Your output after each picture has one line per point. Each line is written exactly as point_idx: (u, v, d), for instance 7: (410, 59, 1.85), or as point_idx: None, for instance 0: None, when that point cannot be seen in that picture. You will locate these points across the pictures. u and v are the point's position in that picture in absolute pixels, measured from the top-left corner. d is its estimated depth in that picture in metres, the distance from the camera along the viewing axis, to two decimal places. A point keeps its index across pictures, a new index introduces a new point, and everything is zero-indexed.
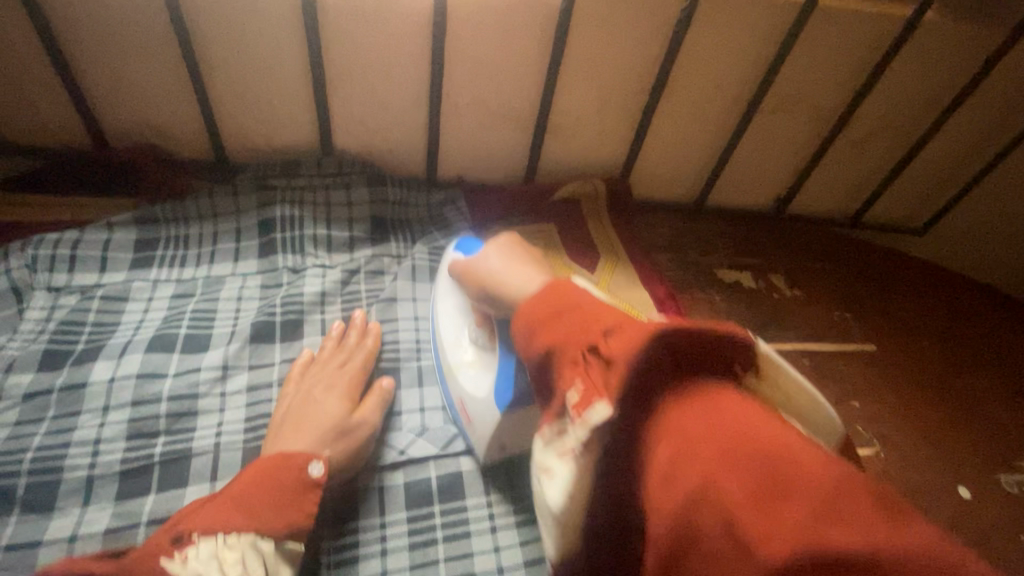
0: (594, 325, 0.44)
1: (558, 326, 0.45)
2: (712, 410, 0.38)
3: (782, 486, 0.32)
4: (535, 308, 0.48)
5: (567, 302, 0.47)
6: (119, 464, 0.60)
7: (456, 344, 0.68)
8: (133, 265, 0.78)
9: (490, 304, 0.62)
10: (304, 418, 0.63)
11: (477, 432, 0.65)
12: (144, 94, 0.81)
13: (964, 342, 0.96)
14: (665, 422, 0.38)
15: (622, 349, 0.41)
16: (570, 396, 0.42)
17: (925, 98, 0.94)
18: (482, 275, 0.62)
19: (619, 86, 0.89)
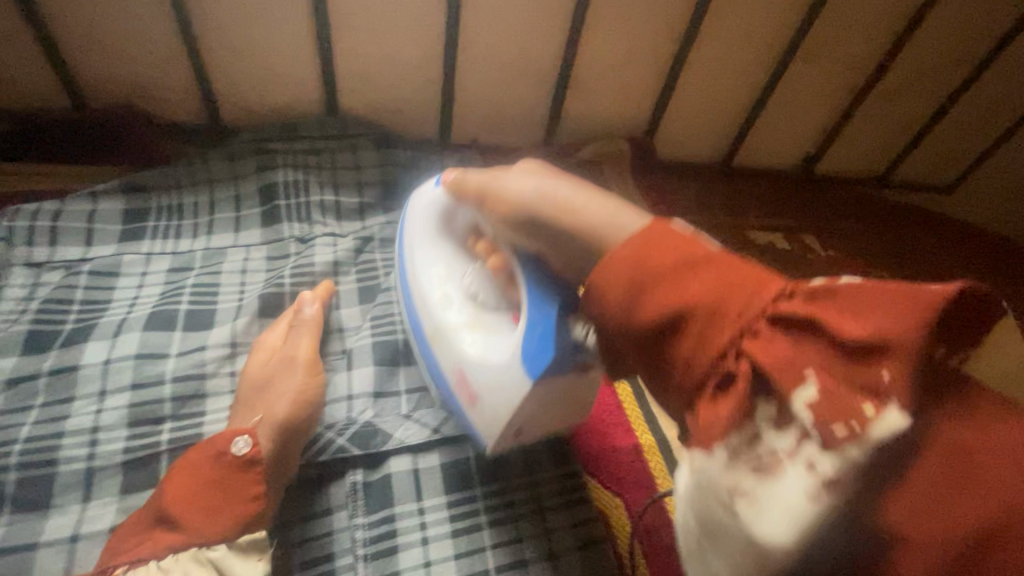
0: (766, 289, 0.31)
1: (688, 284, 0.32)
2: (986, 433, 0.26)
3: (968, 455, 0.26)
4: (640, 253, 0.34)
5: (699, 251, 0.33)
6: (122, 454, 0.53)
7: (445, 302, 0.58)
8: (122, 237, 0.70)
9: (508, 244, 0.50)
10: (268, 394, 0.56)
11: (488, 415, 0.53)
12: (125, 48, 0.72)
13: (995, 303, 0.95)
14: (933, 449, 0.26)
15: (887, 323, 0.27)
16: (800, 392, 0.28)
17: (965, 46, 0.89)
18: (512, 200, 0.46)
19: (648, 36, 0.82)
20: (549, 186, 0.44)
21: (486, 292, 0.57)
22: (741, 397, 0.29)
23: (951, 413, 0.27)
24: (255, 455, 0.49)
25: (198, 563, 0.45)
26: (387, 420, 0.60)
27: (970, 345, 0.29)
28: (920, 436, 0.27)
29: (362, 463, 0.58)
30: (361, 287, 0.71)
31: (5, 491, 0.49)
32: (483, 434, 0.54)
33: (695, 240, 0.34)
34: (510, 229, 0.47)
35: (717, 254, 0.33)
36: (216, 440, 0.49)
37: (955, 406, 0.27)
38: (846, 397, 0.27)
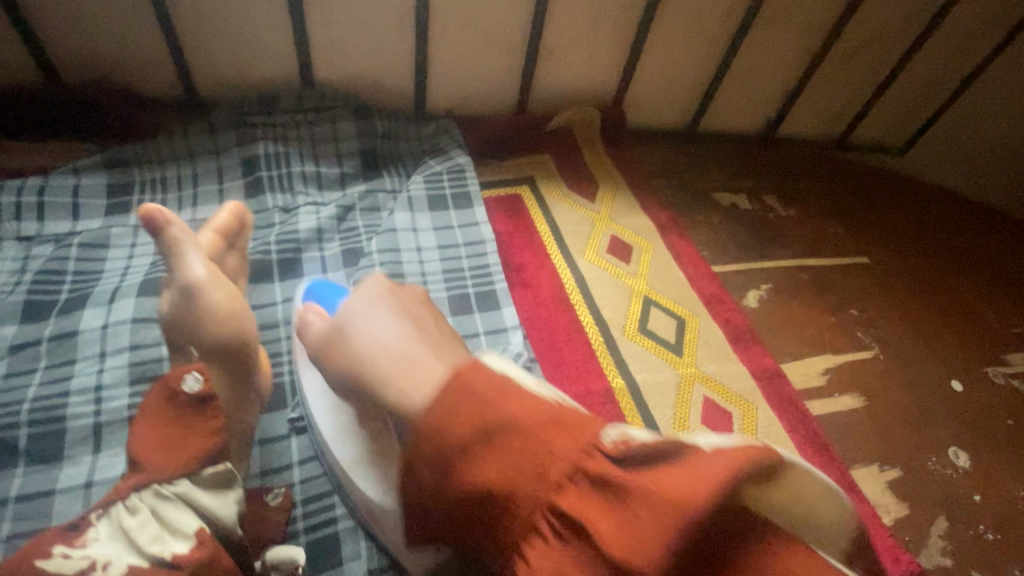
0: (555, 462, 0.33)
1: (495, 456, 0.34)
2: None
3: None
4: (450, 413, 0.35)
5: (490, 421, 0.34)
6: (127, 410, 0.56)
7: (335, 437, 0.54)
8: (109, 211, 0.72)
9: (360, 398, 0.44)
10: (189, 320, 0.54)
11: (389, 536, 0.50)
12: (101, 18, 0.73)
13: (948, 251, 1.00)
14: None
15: (641, 543, 0.29)
16: None
17: (912, 11, 0.94)
18: (349, 359, 0.43)
19: (612, 4, 0.85)
20: (403, 340, 0.42)
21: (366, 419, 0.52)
22: None
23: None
24: (207, 390, 0.50)
25: (163, 498, 0.45)
26: None
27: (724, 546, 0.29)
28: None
29: None
30: (346, 251, 0.74)
31: (18, 445, 0.53)
32: (395, 554, 0.51)
33: (502, 398, 0.35)
34: (352, 397, 0.45)
35: (512, 417, 0.34)
36: (168, 381, 0.51)
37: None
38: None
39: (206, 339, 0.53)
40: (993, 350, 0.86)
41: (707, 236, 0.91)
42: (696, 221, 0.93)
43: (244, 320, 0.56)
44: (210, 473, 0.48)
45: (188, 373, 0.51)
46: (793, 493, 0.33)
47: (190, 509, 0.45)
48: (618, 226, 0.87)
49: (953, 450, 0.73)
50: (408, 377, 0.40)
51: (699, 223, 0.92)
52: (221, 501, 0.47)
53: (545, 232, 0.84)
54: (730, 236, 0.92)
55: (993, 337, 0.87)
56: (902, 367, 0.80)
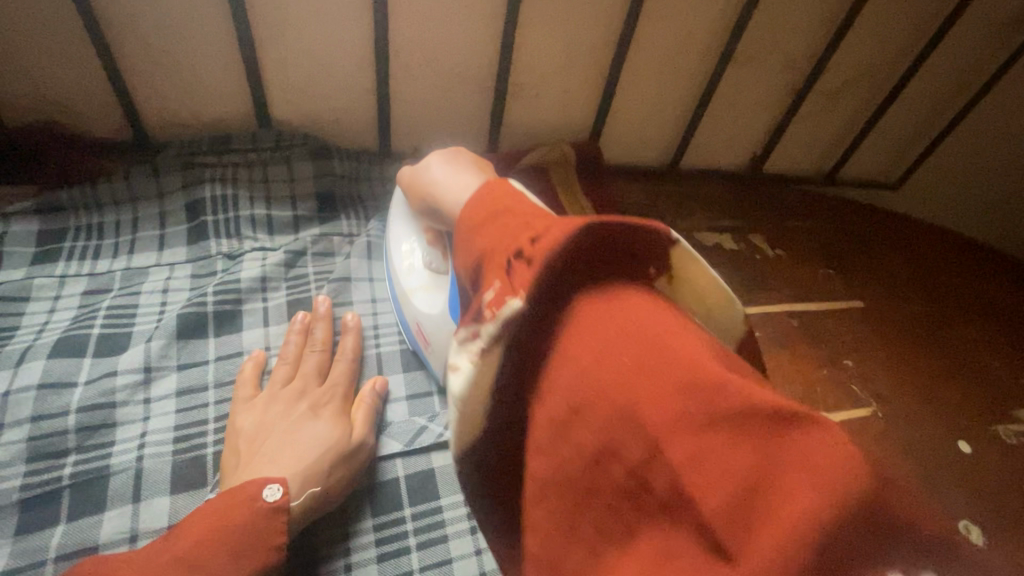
0: (528, 227, 0.36)
1: (490, 228, 0.38)
2: (625, 311, 0.34)
3: (680, 381, 0.30)
4: (474, 210, 0.39)
5: (502, 203, 0.38)
6: (19, 492, 0.50)
7: (409, 270, 0.65)
8: (35, 260, 0.67)
9: (433, 219, 0.55)
10: (287, 443, 0.53)
11: (435, 353, 0.62)
12: (39, 59, 0.69)
13: (947, 294, 0.94)
14: (577, 315, 0.34)
15: (545, 247, 0.34)
16: (485, 293, 0.36)
17: (898, 45, 0.91)
18: (424, 189, 0.53)
19: (585, 40, 0.81)
20: (460, 174, 0.51)
21: (438, 260, 0.64)
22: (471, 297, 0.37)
23: (594, 295, 0.35)
24: (284, 501, 0.48)
25: None
26: None
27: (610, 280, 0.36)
28: (570, 308, 0.35)
29: None
30: (293, 302, 0.69)
31: None
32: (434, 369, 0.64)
33: (510, 196, 0.39)
34: (425, 217, 0.56)
35: (529, 207, 0.38)
36: (240, 489, 0.48)
37: (605, 291, 0.35)
38: (512, 286, 0.35)
39: (304, 464, 0.52)
40: (1000, 405, 0.79)
41: None
42: None
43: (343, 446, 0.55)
44: None
45: (267, 483, 0.49)
46: (695, 289, 0.41)
47: None
48: None
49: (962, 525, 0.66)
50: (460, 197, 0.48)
51: None
52: None
53: None
54: None
55: (1000, 389, 0.81)
56: (901, 427, 0.74)
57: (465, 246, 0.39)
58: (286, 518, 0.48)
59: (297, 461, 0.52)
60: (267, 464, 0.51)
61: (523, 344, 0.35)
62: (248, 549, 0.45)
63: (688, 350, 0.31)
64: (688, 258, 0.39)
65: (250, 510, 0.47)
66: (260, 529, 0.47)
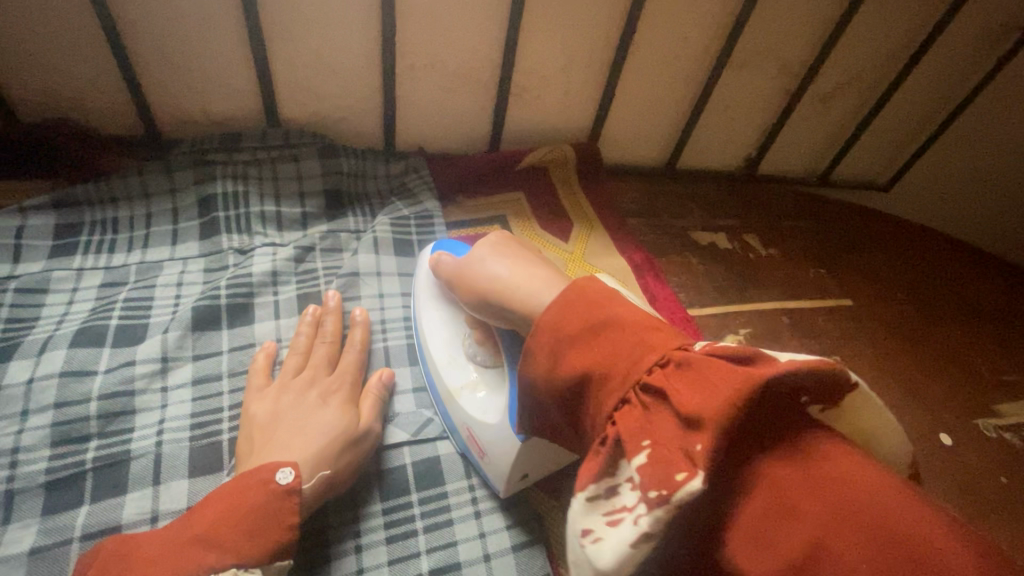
0: (644, 351, 0.40)
1: (591, 347, 0.42)
2: (823, 472, 0.33)
3: (909, 549, 0.29)
4: (564, 320, 0.44)
5: (601, 316, 0.43)
6: (44, 475, 0.53)
7: (453, 366, 0.63)
8: (52, 254, 0.69)
9: (494, 315, 0.57)
10: (297, 428, 0.56)
11: (493, 466, 0.58)
12: (56, 58, 0.71)
13: (935, 293, 0.98)
14: (767, 484, 0.33)
15: (707, 403, 0.35)
16: (636, 459, 0.36)
17: (889, 52, 0.94)
18: (484, 285, 0.57)
19: (585, 44, 0.84)
20: (521, 270, 0.56)
21: (484, 356, 0.62)
22: (608, 456, 0.38)
23: (788, 458, 0.34)
24: (297, 484, 0.50)
25: None
26: None
27: (793, 434, 0.35)
28: (757, 474, 0.34)
29: None
30: (302, 296, 0.71)
31: None
32: (494, 483, 0.59)
33: (607, 302, 0.44)
34: (484, 314, 0.59)
35: (618, 317, 0.43)
36: (254, 473, 0.50)
37: (794, 453, 0.34)
38: (673, 450, 0.35)
39: (313, 448, 0.54)
40: (983, 401, 0.82)
41: (684, 278, 0.88)
42: (674, 263, 0.90)
43: (349, 432, 0.57)
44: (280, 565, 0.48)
45: (280, 467, 0.51)
46: (860, 420, 0.41)
47: None
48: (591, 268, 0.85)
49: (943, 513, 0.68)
50: (538, 293, 0.53)
51: (676, 265, 0.90)
52: None
53: None
54: (707, 278, 0.89)
55: (983, 385, 0.84)
56: None
57: (557, 352, 0.44)
58: (297, 500, 0.50)
59: (307, 445, 0.54)
60: (278, 448, 0.54)
61: (702, 509, 0.35)
62: (265, 528, 0.48)
63: (905, 519, 0.31)
64: (862, 398, 0.40)
65: (265, 493, 0.49)
66: (272, 509, 0.49)
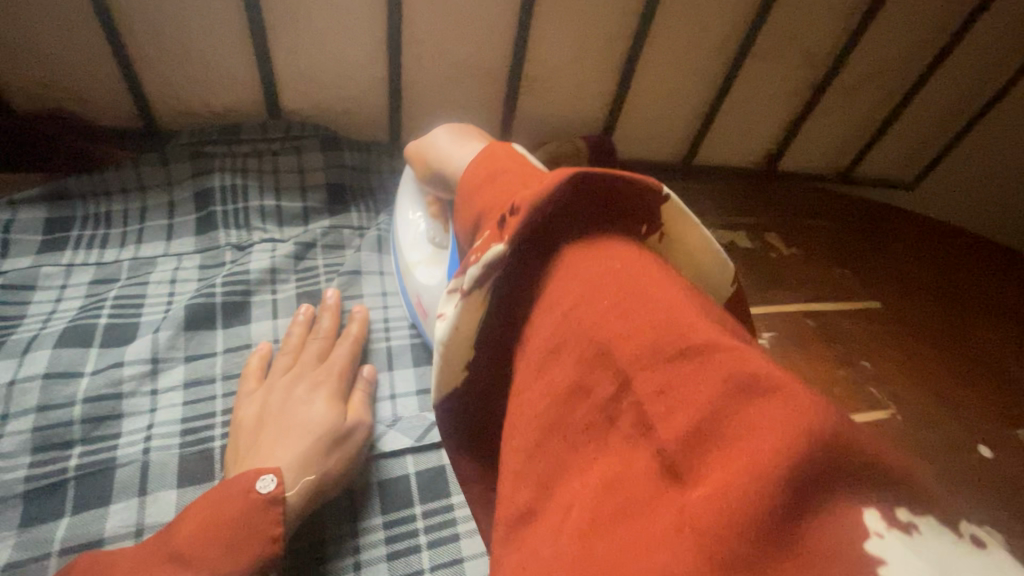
0: (532, 179, 0.35)
1: (490, 189, 0.37)
2: (617, 263, 0.31)
3: (674, 333, 0.28)
4: (474, 171, 0.38)
5: (501, 167, 0.38)
6: (22, 484, 0.50)
7: (414, 244, 0.65)
8: (41, 249, 0.66)
9: (441, 189, 0.56)
10: (282, 430, 0.52)
11: (435, 324, 0.62)
12: (49, 45, 0.68)
13: (967, 295, 0.92)
14: (564, 268, 0.32)
15: (537, 189, 0.33)
16: (473, 244, 0.34)
17: (920, 41, 0.89)
18: (431, 158, 0.55)
19: (600, 33, 0.80)
20: (460, 141, 0.53)
21: (440, 233, 0.64)
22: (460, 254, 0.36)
23: (586, 241, 0.33)
24: (279, 493, 0.47)
25: None
26: None
27: (601, 224, 0.34)
28: (556, 260, 0.33)
29: None
30: (302, 294, 0.68)
31: None
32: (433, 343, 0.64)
33: (512, 158, 0.38)
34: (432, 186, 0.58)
35: (527, 167, 0.38)
36: (238, 482, 0.47)
37: (594, 241, 0.33)
38: (501, 232, 0.33)
39: (300, 455, 0.50)
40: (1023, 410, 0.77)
41: None
42: None
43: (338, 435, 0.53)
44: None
45: (262, 474, 0.47)
46: (688, 251, 0.39)
47: None
48: None
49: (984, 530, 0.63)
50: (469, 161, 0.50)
51: None
52: None
53: None
54: None
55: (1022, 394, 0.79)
56: (920, 429, 0.72)
57: (466, 202, 0.38)
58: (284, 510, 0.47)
59: (293, 448, 0.50)
60: (266, 454, 0.50)
61: (507, 288, 0.34)
62: (245, 541, 0.44)
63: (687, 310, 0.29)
64: (682, 218, 0.38)
65: (246, 503, 0.46)
66: (256, 524, 0.45)
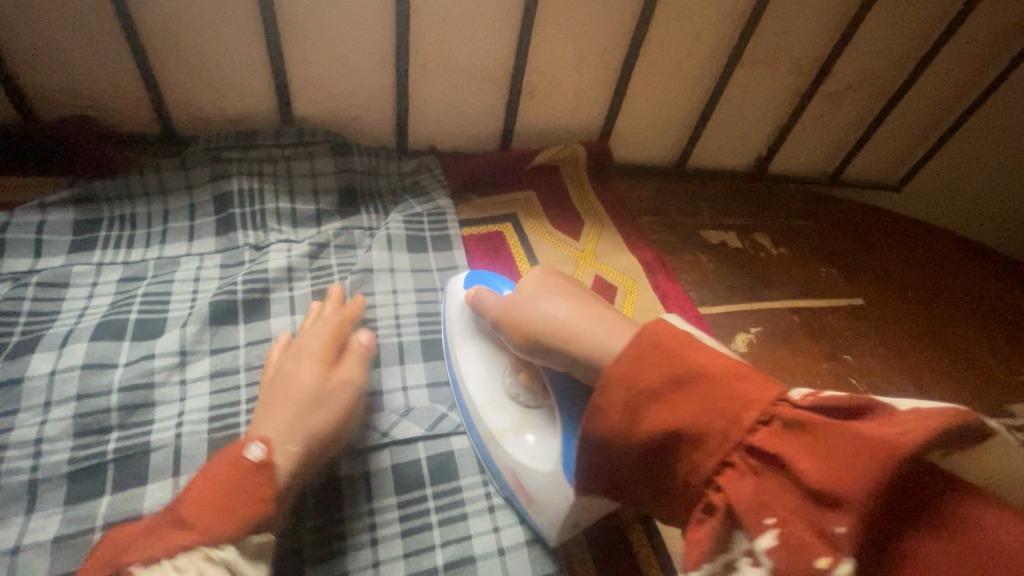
0: (744, 410, 0.37)
1: (677, 406, 0.39)
2: (974, 547, 0.31)
3: None
4: (640, 369, 0.40)
5: (683, 369, 0.39)
6: (66, 465, 0.54)
7: (495, 410, 0.61)
8: (73, 249, 0.70)
9: (545, 362, 0.53)
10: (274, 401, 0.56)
11: (545, 513, 0.55)
12: (76, 55, 0.72)
13: (946, 292, 0.97)
14: (922, 569, 0.32)
15: (842, 478, 0.33)
16: (761, 539, 0.34)
17: (903, 50, 0.93)
18: (535, 324, 0.52)
19: (597, 43, 0.84)
20: (576, 313, 0.50)
21: (528, 395, 0.60)
22: (722, 528, 0.37)
23: (938, 535, 0.32)
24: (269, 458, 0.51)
25: (210, 561, 0.45)
26: None
27: (935, 505, 0.33)
28: (909, 558, 0.32)
29: None
30: (317, 292, 0.72)
31: None
32: (542, 529, 0.57)
33: (684, 349, 0.40)
34: (532, 358, 0.54)
35: (709, 369, 0.39)
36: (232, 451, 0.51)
37: (942, 530, 0.32)
38: (807, 535, 0.33)
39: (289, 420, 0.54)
40: (993, 401, 0.83)
41: (695, 278, 0.89)
42: (683, 261, 0.91)
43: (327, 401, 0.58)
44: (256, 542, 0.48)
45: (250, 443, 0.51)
46: None
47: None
48: (604, 266, 0.85)
49: None
50: (594, 333, 0.48)
51: (687, 263, 0.90)
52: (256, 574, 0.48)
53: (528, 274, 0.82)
54: (717, 277, 0.90)
55: (994, 385, 0.84)
56: None
57: (640, 408, 0.39)
58: None
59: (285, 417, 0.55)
60: (260, 424, 0.54)
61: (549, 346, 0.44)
62: None
63: None
64: None
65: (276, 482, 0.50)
66: None
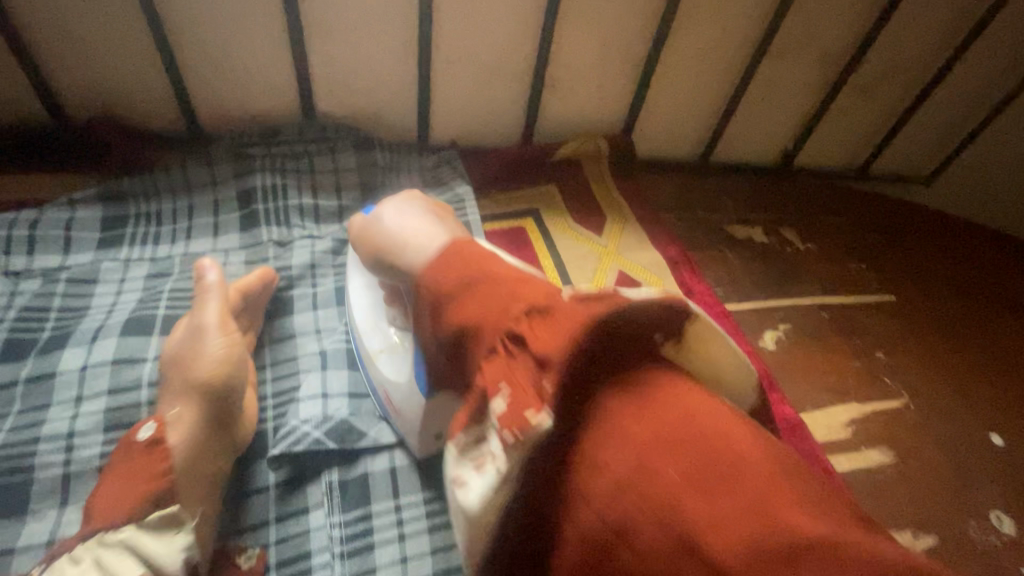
0: (513, 300, 0.37)
1: (470, 300, 0.38)
2: (654, 403, 0.33)
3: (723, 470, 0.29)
4: (440, 275, 0.41)
5: (476, 272, 0.40)
6: (97, 459, 0.55)
7: (372, 330, 0.61)
8: (100, 245, 0.70)
9: (391, 273, 0.54)
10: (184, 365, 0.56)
11: (408, 422, 0.58)
12: (103, 55, 0.73)
13: (980, 288, 0.95)
14: (606, 419, 0.33)
15: (557, 340, 0.33)
16: (495, 404, 0.34)
17: (938, 38, 0.90)
18: (379, 238, 0.54)
19: (621, 36, 0.83)
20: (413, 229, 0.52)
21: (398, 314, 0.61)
22: (476, 404, 0.35)
23: (629, 397, 0.33)
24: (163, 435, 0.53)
25: (106, 546, 0.48)
26: (363, 418, 0.63)
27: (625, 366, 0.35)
28: (600, 411, 0.33)
29: (346, 453, 0.61)
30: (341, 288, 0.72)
31: None
32: (407, 440, 0.60)
33: (484, 259, 0.41)
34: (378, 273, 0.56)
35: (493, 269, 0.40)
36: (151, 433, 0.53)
37: (630, 388, 0.34)
38: (526, 390, 0.33)
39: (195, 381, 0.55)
40: None
41: (720, 274, 0.87)
42: (707, 257, 0.89)
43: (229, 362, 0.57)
44: (156, 517, 0.50)
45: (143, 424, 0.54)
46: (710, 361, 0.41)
47: (132, 556, 0.48)
48: (629, 262, 0.84)
49: (994, 514, 0.69)
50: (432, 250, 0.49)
51: (711, 259, 0.89)
52: (166, 546, 0.49)
53: (551, 269, 0.81)
54: (743, 274, 0.88)
55: None
56: (927, 418, 0.76)
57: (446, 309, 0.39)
58: None
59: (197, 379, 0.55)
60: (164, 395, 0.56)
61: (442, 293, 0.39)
62: None
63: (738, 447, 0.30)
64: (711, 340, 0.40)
65: None
66: None
